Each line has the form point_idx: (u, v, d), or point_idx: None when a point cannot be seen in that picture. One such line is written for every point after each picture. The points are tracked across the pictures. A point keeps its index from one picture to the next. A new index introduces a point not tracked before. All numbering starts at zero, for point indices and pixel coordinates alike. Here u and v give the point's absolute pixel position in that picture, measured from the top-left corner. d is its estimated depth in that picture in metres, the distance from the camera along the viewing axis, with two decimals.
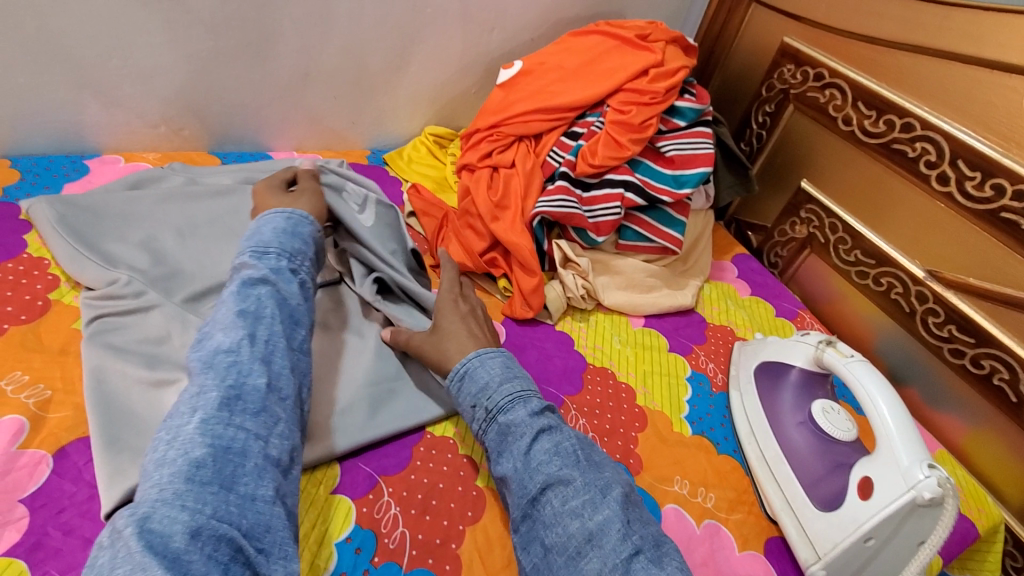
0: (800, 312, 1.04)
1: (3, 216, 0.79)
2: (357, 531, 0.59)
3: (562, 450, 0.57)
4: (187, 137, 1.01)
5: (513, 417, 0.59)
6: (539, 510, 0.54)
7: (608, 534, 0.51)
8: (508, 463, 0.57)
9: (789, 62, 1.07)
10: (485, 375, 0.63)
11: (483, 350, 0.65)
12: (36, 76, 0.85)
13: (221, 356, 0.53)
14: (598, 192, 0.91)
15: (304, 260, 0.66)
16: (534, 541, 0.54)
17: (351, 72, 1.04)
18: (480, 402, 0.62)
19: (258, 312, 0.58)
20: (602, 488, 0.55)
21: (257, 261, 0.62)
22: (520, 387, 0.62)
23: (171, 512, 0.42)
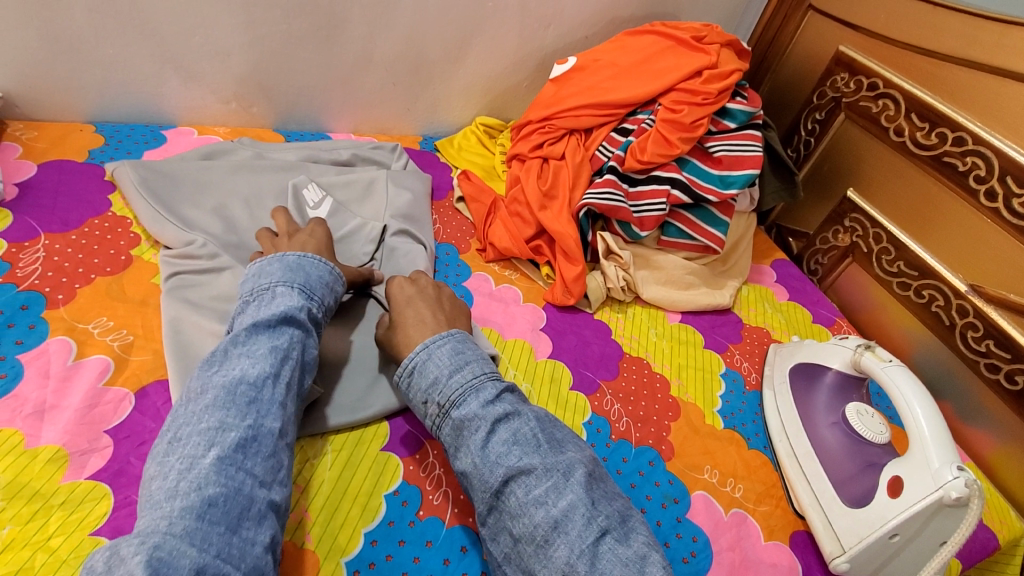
0: (837, 320, 1.04)
1: (90, 177, 0.86)
2: (405, 486, 0.63)
3: (520, 438, 0.58)
4: (255, 115, 1.07)
5: (467, 411, 0.59)
6: (503, 501, 0.55)
7: (572, 519, 0.53)
8: (466, 458, 0.57)
9: (844, 70, 1.07)
10: (434, 370, 0.62)
11: (430, 341, 0.64)
12: (125, 48, 0.91)
13: (243, 389, 0.55)
14: (645, 188, 0.94)
15: (330, 312, 0.68)
16: (503, 531, 0.56)
17: (411, 61, 1.08)
18: (431, 397, 0.61)
19: (287, 351, 0.59)
20: (564, 471, 0.56)
21: (297, 296, 0.63)
22: (471, 376, 0.61)
23: (181, 546, 0.44)
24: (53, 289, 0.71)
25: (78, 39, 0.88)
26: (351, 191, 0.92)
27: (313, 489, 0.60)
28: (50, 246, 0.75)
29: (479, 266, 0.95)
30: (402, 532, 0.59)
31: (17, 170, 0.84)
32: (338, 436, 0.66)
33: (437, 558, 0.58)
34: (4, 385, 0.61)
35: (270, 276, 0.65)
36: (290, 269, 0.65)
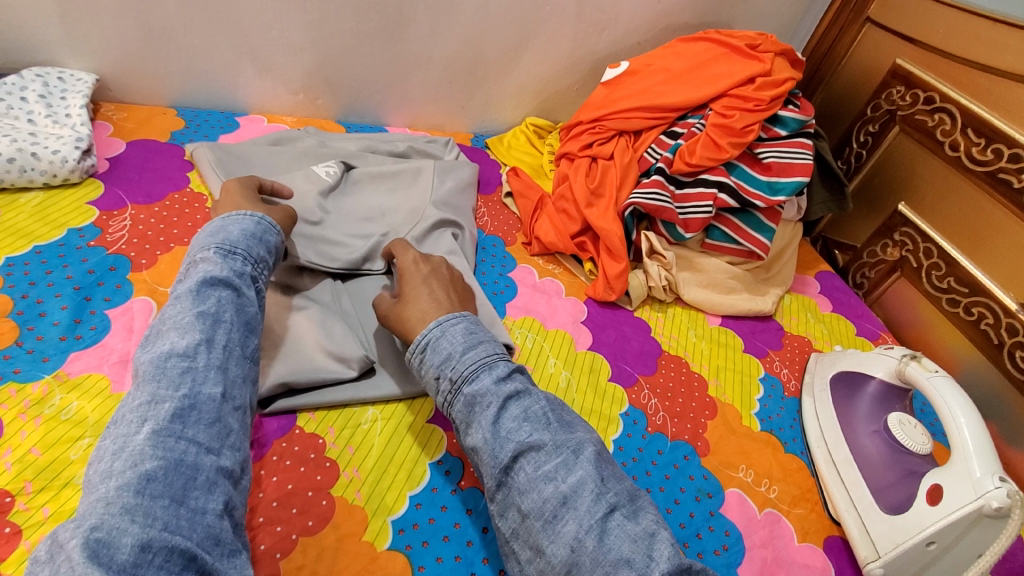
0: (882, 334, 1.03)
1: (172, 156, 0.93)
2: (448, 457, 0.66)
3: (530, 415, 0.57)
4: (319, 107, 1.13)
5: (478, 386, 0.58)
6: (512, 477, 0.55)
7: (581, 496, 0.52)
8: (476, 433, 0.56)
9: (900, 83, 1.06)
10: (448, 346, 0.61)
11: (444, 318, 0.64)
12: (208, 39, 0.99)
13: (174, 361, 0.52)
14: (692, 190, 0.95)
15: (263, 269, 0.67)
16: (511, 507, 0.55)
17: (468, 61, 1.13)
18: (444, 373, 0.60)
19: (216, 315, 0.58)
20: (574, 449, 0.55)
21: (221, 261, 0.62)
22: (485, 353, 0.61)
23: (122, 524, 0.41)
24: (138, 255, 0.77)
25: (168, 30, 0.96)
26: (398, 181, 0.94)
27: (364, 451, 0.64)
28: (135, 216, 0.82)
29: (525, 259, 0.98)
30: (444, 499, 0.62)
31: (108, 147, 0.91)
32: (387, 406, 0.69)
33: (476, 526, 0.61)
34: (93, 336, 0.67)
35: (194, 250, 0.64)
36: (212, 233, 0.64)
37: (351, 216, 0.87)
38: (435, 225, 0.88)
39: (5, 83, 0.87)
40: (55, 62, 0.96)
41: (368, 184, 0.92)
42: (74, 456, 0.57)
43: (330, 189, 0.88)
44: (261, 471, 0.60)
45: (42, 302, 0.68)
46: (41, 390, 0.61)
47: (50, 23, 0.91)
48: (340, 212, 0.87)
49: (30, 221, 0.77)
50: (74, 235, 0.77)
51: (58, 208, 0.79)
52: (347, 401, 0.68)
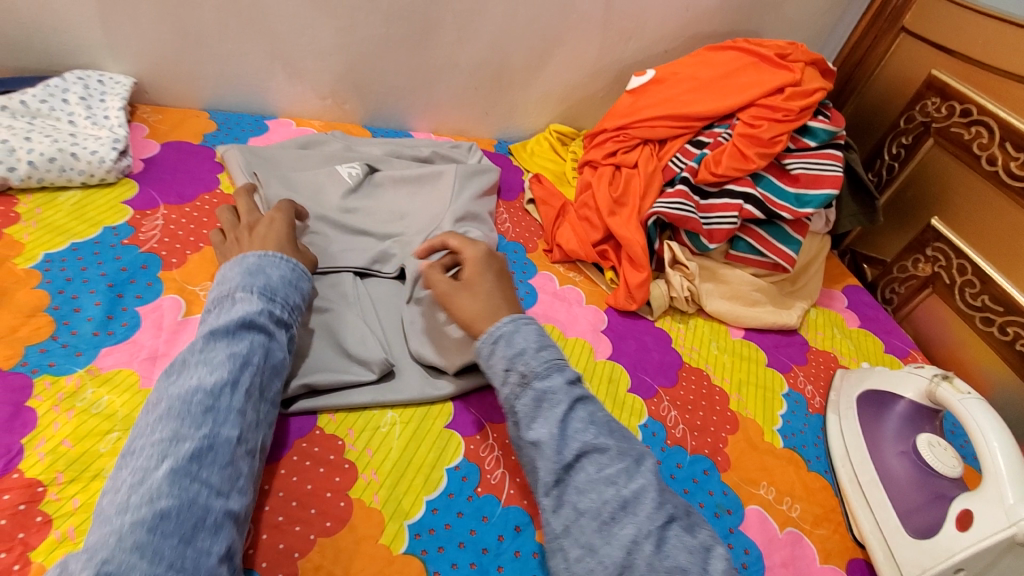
0: (911, 352, 1.00)
1: (203, 157, 0.95)
2: (465, 463, 0.66)
3: (596, 419, 0.59)
4: (346, 111, 1.15)
5: (550, 384, 0.59)
6: (573, 476, 0.55)
7: (642, 502, 0.53)
8: (544, 428, 0.57)
9: (935, 95, 1.03)
10: (521, 341, 0.62)
11: (518, 316, 0.64)
12: (242, 45, 1.01)
13: (198, 399, 0.52)
14: (717, 201, 0.94)
15: (297, 314, 0.65)
16: (566, 505, 0.55)
17: (494, 67, 1.13)
18: (514, 366, 0.60)
19: (247, 356, 0.56)
20: (636, 458, 0.57)
21: (256, 301, 0.61)
22: (556, 355, 0.62)
23: (130, 560, 0.42)
24: (168, 254, 0.79)
25: (204, 35, 0.98)
26: (421, 185, 0.95)
27: (382, 454, 0.65)
28: (167, 215, 0.84)
29: (546, 266, 0.98)
30: (460, 505, 0.62)
31: (143, 148, 0.94)
32: (406, 409, 0.69)
33: (492, 533, 0.61)
34: (124, 332, 0.69)
35: (232, 281, 0.63)
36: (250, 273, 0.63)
37: (371, 218, 0.89)
38: None
39: (48, 85, 0.90)
40: (95, 65, 0.99)
41: (391, 188, 0.93)
42: (104, 449, 0.58)
43: (352, 191, 0.90)
44: (281, 470, 0.61)
45: (77, 298, 0.70)
46: (73, 384, 0.62)
47: (91, 27, 0.94)
48: (361, 213, 0.89)
49: (67, 219, 0.80)
50: (109, 233, 0.79)
51: (94, 207, 0.82)
52: (367, 403, 0.68)
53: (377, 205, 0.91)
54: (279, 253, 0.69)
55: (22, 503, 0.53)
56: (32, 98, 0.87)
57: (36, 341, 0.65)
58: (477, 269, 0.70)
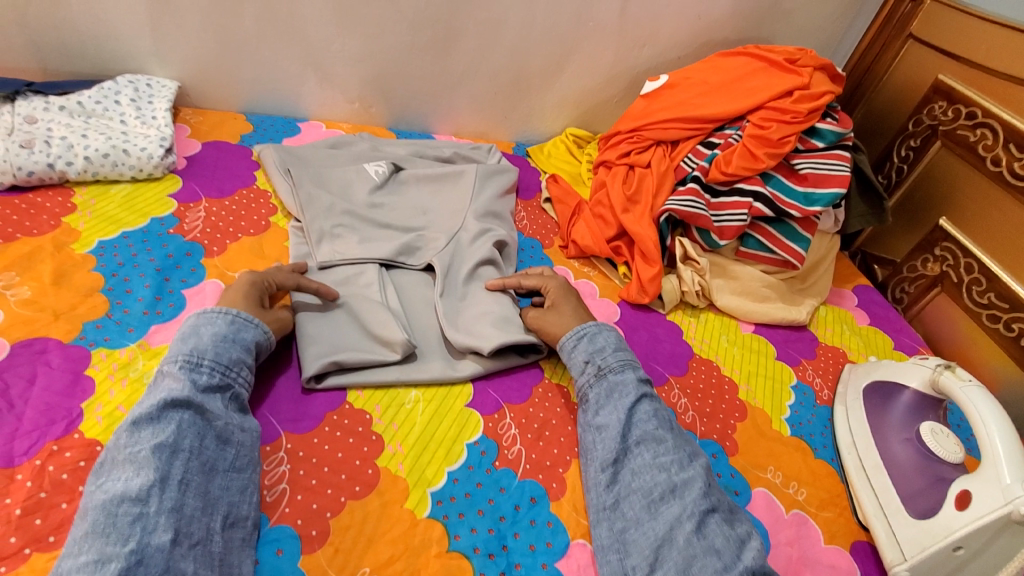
0: (920, 349, 1.02)
1: (241, 156, 1.02)
2: (484, 438, 0.70)
3: (659, 415, 0.67)
4: (373, 114, 1.21)
5: (622, 378, 0.70)
6: (630, 458, 0.64)
7: (690, 489, 0.60)
8: (612, 413, 0.67)
9: (942, 99, 1.06)
10: (602, 342, 0.74)
11: (602, 323, 0.77)
12: (277, 52, 1.08)
13: (125, 507, 0.49)
14: (727, 199, 0.98)
15: (240, 370, 0.63)
16: (619, 481, 0.63)
17: (514, 73, 1.19)
18: (593, 360, 0.72)
19: (175, 444, 0.54)
20: (689, 454, 0.64)
21: (185, 376, 0.59)
22: (630, 358, 0.73)
23: None
24: (210, 243, 0.85)
25: (244, 43, 1.05)
26: (443, 184, 1.00)
27: (407, 427, 0.69)
28: (209, 208, 0.90)
29: (562, 261, 1.02)
30: (479, 476, 0.66)
31: (185, 146, 1.01)
32: (429, 389, 0.74)
33: (509, 503, 0.65)
34: (170, 312, 0.74)
35: (166, 356, 0.61)
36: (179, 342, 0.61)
37: (396, 213, 0.94)
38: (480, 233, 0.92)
39: (102, 88, 0.97)
40: (143, 69, 1.06)
41: (414, 185, 0.98)
42: None
43: (378, 187, 0.95)
44: (314, 439, 0.65)
45: (128, 280, 0.76)
46: (126, 356, 0.68)
47: (141, 34, 1.02)
48: (387, 208, 0.94)
49: (119, 210, 0.86)
50: (156, 223, 0.85)
51: (142, 200, 0.88)
52: (395, 382, 0.73)
53: (402, 202, 0.96)
54: (217, 307, 0.66)
55: (82, 460, 0.58)
56: (88, 100, 0.95)
57: (92, 317, 0.71)
58: (560, 295, 0.81)
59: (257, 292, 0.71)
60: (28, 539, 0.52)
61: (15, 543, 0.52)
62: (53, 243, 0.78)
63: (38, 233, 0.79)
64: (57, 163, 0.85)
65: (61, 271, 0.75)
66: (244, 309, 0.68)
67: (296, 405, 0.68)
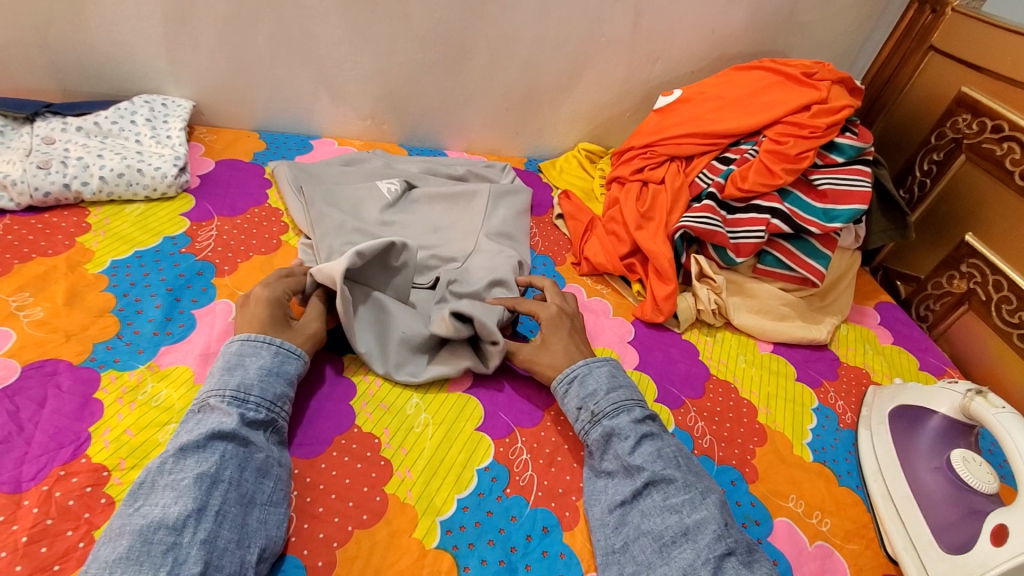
0: (947, 370, 0.98)
1: (253, 174, 1.02)
2: (494, 464, 0.68)
3: (663, 454, 0.64)
4: (385, 131, 1.21)
5: (617, 422, 0.67)
6: (638, 502, 0.61)
7: (703, 532, 0.57)
8: (614, 458, 0.65)
9: (966, 112, 1.03)
10: (593, 383, 0.70)
11: (592, 359, 0.73)
12: (291, 71, 1.09)
13: (161, 535, 0.48)
14: (744, 215, 0.95)
15: (283, 405, 0.63)
16: (628, 526, 0.61)
17: (526, 89, 1.18)
18: (586, 405, 0.69)
19: (216, 475, 0.54)
20: (701, 491, 0.61)
21: (233, 408, 0.59)
22: (625, 397, 0.69)
23: None
24: (221, 262, 0.85)
25: (258, 62, 1.06)
26: (456, 202, 0.99)
27: (416, 452, 0.67)
28: (221, 227, 0.90)
29: (576, 278, 1.01)
30: (490, 504, 0.64)
31: (199, 165, 1.01)
32: (438, 411, 0.72)
33: (520, 533, 0.63)
34: (180, 333, 0.74)
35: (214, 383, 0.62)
36: (229, 371, 0.61)
37: (408, 231, 0.93)
38: (490, 253, 0.91)
39: (119, 108, 0.98)
40: (159, 89, 1.08)
41: (427, 204, 0.98)
42: (161, 439, 0.63)
43: (390, 206, 0.95)
44: (321, 464, 0.64)
45: (140, 301, 0.76)
46: (135, 378, 0.68)
47: (157, 55, 1.03)
48: (399, 226, 0.94)
49: (133, 229, 0.86)
50: (169, 242, 0.86)
51: (156, 219, 0.89)
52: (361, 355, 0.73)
53: (413, 219, 0.95)
54: (268, 335, 0.66)
55: (88, 485, 0.58)
56: (105, 120, 0.96)
57: (103, 339, 0.71)
58: (551, 328, 0.77)
59: (279, 311, 0.70)
60: (33, 568, 0.51)
61: (20, 572, 0.51)
62: (67, 263, 0.79)
63: (52, 253, 0.80)
64: (73, 184, 0.86)
65: (74, 291, 0.75)
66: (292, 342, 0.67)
67: (303, 429, 0.67)
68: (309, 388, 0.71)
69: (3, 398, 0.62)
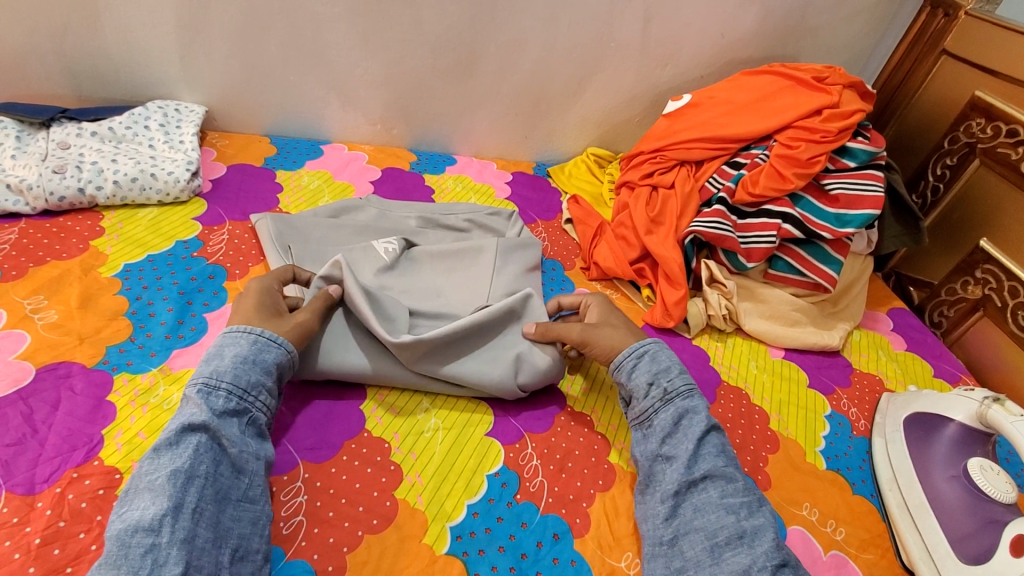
0: (962, 377, 0.97)
1: (264, 179, 1.03)
2: (504, 470, 0.68)
3: (725, 452, 0.65)
4: (394, 136, 1.22)
5: (690, 406, 0.67)
6: (696, 493, 0.61)
7: (760, 538, 0.57)
8: (680, 443, 0.64)
9: (980, 116, 1.03)
10: (669, 364, 0.71)
11: (663, 342, 0.74)
12: (302, 77, 1.10)
13: (138, 537, 0.48)
14: (755, 220, 0.95)
15: (259, 393, 0.61)
16: (682, 518, 0.60)
17: (535, 94, 1.19)
18: (660, 382, 0.69)
19: (191, 471, 0.53)
20: (756, 499, 0.62)
21: (204, 400, 0.58)
22: (695, 386, 0.70)
23: None
24: (233, 265, 0.85)
25: (270, 68, 1.07)
26: (458, 261, 0.86)
27: (426, 457, 0.67)
28: (232, 230, 0.91)
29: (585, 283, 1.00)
30: (500, 510, 0.64)
31: (211, 170, 1.02)
32: (448, 416, 0.72)
33: (531, 539, 0.62)
34: (193, 336, 0.74)
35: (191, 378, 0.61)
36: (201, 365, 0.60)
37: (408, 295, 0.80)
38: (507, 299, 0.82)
39: (133, 113, 0.99)
40: (173, 95, 1.09)
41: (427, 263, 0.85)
42: None
43: (387, 268, 0.82)
44: (332, 468, 0.64)
45: (152, 304, 0.77)
46: (148, 381, 0.68)
47: (172, 61, 1.04)
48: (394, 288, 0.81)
49: (145, 233, 0.87)
50: (181, 246, 0.86)
51: (168, 222, 0.90)
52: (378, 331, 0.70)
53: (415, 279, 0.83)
54: (244, 325, 0.65)
55: (101, 488, 0.58)
56: (119, 125, 0.97)
57: (116, 342, 0.71)
58: (603, 312, 0.79)
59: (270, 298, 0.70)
60: (46, 570, 0.52)
61: (33, 573, 0.51)
62: (81, 267, 0.79)
63: (67, 256, 0.80)
64: (87, 188, 0.87)
65: (88, 294, 0.76)
66: (268, 329, 0.65)
67: (312, 434, 0.67)
68: (319, 392, 0.71)
69: (18, 400, 0.63)
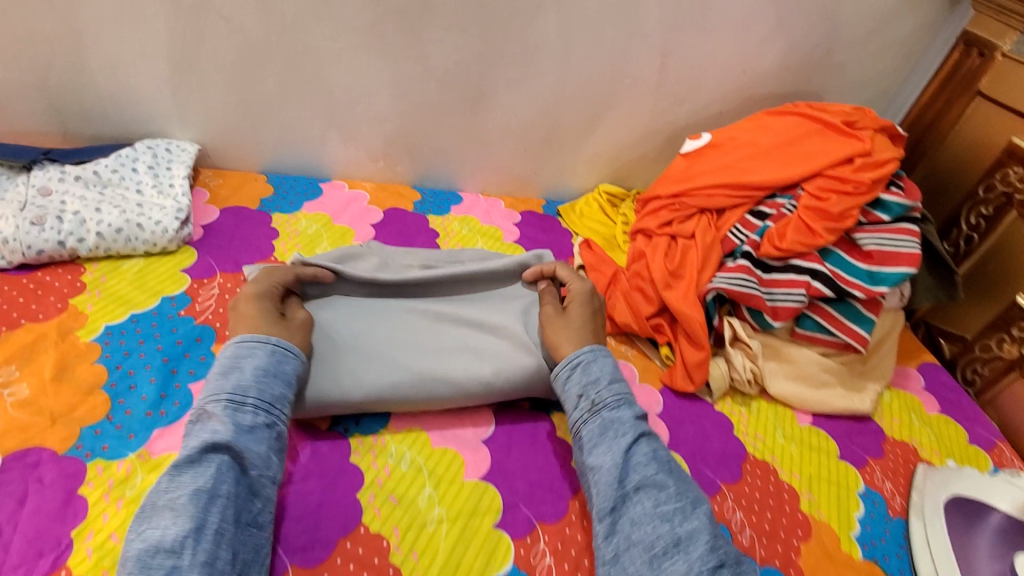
0: (998, 444, 0.91)
1: (258, 224, 0.97)
2: (515, 571, 0.62)
3: (658, 456, 0.62)
4: (397, 172, 1.16)
5: (617, 416, 0.64)
6: (628, 506, 0.59)
7: (695, 543, 0.55)
8: (605, 455, 0.61)
9: (1018, 164, 0.97)
10: (598, 371, 0.68)
11: (597, 347, 0.70)
12: (300, 113, 1.04)
13: (159, 559, 0.48)
14: (781, 276, 0.89)
15: (282, 408, 0.61)
16: (618, 533, 0.58)
17: (545, 130, 1.13)
18: (587, 393, 0.66)
19: (213, 490, 0.53)
20: (692, 501, 0.59)
21: (230, 416, 0.57)
22: (626, 391, 0.67)
23: None
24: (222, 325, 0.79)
25: (266, 104, 1.02)
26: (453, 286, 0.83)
27: (428, 558, 0.61)
28: (223, 284, 0.85)
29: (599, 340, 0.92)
30: None
31: (203, 214, 0.96)
32: (453, 504, 0.66)
33: None
34: (176, 413, 0.68)
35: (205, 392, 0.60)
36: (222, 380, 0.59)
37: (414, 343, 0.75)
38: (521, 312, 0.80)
39: (121, 154, 0.94)
40: (164, 131, 1.03)
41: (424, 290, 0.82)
42: None
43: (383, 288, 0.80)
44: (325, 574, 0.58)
45: (133, 374, 0.71)
46: (124, 470, 0.62)
47: (163, 98, 0.99)
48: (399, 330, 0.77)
49: (129, 288, 0.81)
50: (167, 304, 0.80)
51: (155, 276, 0.84)
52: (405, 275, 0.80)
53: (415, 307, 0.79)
54: (260, 335, 0.64)
55: None
56: (105, 168, 0.91)
57: (91, 421, 0.65)
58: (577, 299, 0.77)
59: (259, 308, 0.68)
60: None
61: None
62: (58, 330, 0.73)
63: (44, 318, 0.75)
64: (68, 240, 0.81)
65: (64, 363, 0.70)
66: (286, 340, 0.66)
67: (304, 531, 0.61)
68: (311, 478, 0.65)
69: None
